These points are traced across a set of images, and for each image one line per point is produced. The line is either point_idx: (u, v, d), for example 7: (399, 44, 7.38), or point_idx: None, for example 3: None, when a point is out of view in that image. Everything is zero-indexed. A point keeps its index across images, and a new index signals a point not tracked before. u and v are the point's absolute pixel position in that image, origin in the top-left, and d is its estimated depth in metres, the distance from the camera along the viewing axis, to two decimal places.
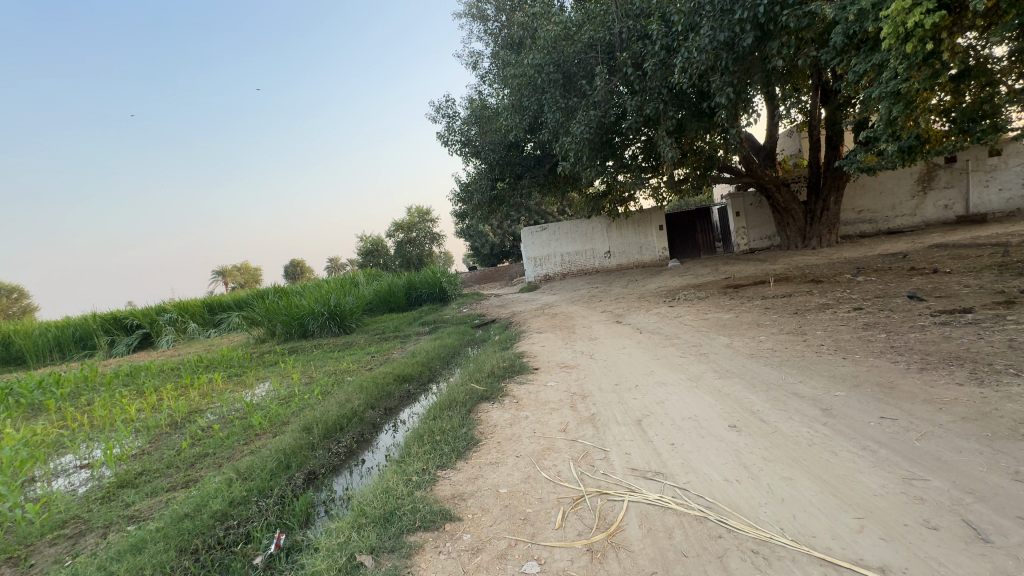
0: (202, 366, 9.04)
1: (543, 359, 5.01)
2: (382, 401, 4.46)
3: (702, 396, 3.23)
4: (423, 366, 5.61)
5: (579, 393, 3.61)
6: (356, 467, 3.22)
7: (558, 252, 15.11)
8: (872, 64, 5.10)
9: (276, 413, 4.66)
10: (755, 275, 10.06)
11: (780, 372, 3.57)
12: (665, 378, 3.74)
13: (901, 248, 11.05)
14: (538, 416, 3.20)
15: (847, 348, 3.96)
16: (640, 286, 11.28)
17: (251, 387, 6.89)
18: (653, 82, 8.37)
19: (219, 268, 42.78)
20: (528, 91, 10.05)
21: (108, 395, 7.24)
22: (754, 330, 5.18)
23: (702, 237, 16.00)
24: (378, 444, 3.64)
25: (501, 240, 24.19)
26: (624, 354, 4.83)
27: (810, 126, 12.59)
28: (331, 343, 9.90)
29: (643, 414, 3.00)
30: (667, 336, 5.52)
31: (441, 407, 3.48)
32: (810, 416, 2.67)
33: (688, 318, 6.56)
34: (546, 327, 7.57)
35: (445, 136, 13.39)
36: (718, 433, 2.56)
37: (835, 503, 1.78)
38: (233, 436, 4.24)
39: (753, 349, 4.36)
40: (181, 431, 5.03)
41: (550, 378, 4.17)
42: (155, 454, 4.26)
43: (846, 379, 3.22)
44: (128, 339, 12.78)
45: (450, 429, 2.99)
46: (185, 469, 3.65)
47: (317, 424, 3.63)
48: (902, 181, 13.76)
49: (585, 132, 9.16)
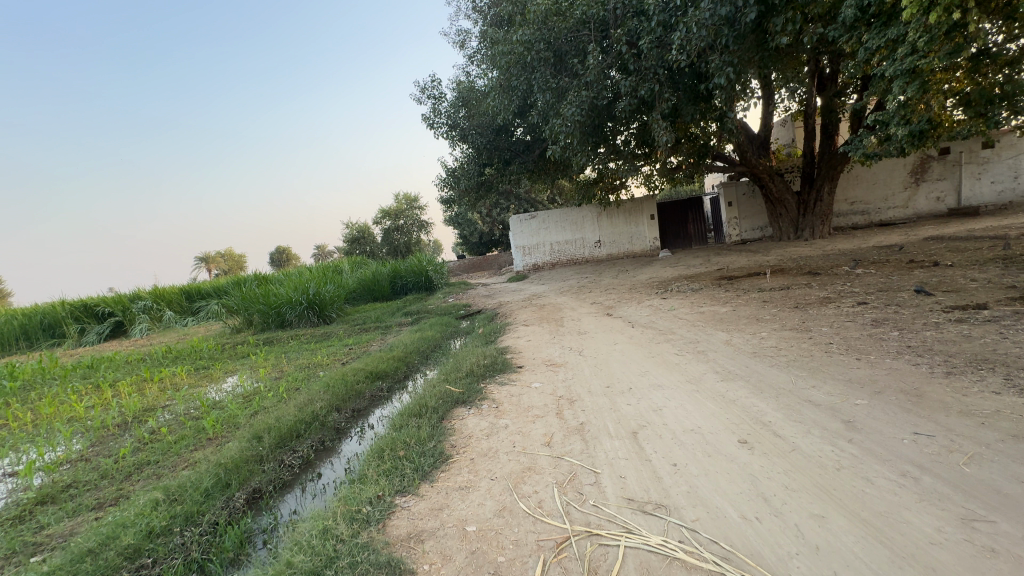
0: (170, 357, 8.52)
1: (527, 356, 4.61)
2: (350, 402, 4.04)
3: (704, 403, 2.86)
4: (399, 362, 5.19)
5: (567, 398, 3.21)
6: (310, 483, 2.81)
7: (547, 240, 14.70)
8: (886, 40, 4.74)
9: (233, 415, 4.22)
10: (748, 267, 9.76)
11: (789, 374, 3.21)
12: (661, 381, 3.37)
13: (895, 240, 10.82)
14: (518, 425, 2.80)
15: (859, 347, 3.62)
16: (631, 277, 10.93)
17: (217, 382, 6.43)
18: (649, 62, 7.93)
19: (201, 256, 41.91)
20: (517, 70, 9.50)
21: (62, 390, 6.71)
22: (754, 326, 4.83)
23: (694, 227, 15.67)
24: (339, 453, 3.23)
25: (491, 229, 23.53)
26: (615, 351, 4.45)
27: (806, 114, 12.26)
28: (309, 334, 9.40)
29: (640, 425, 2.62)
30: (660, 331, 5.15)
31: (411, 413, 3.08)
32: (832, 430, 2.31)
33: (681, 311, 6.20)
34: (533, 319, 7.18)
35: (430, 119, 12.80)
36: (727, 450, 2.20)
37: (883, 554, 1.43)
38: (183, 441, 3.81)
39: (755, 347, 4.01)
40: (129, 433, 4.56)
41: (534, 378, 3.78)
42: (93, 461, 3.80)
43: (865, 384, 2.87)
44: (99, 327, 12.13)
45: (417, 441, 2.60)
46: (118, 483, 3.21)
47: (270, 432, 3.20)
48: (896, 172, 13.53)
49: (576, 114, 8.68)
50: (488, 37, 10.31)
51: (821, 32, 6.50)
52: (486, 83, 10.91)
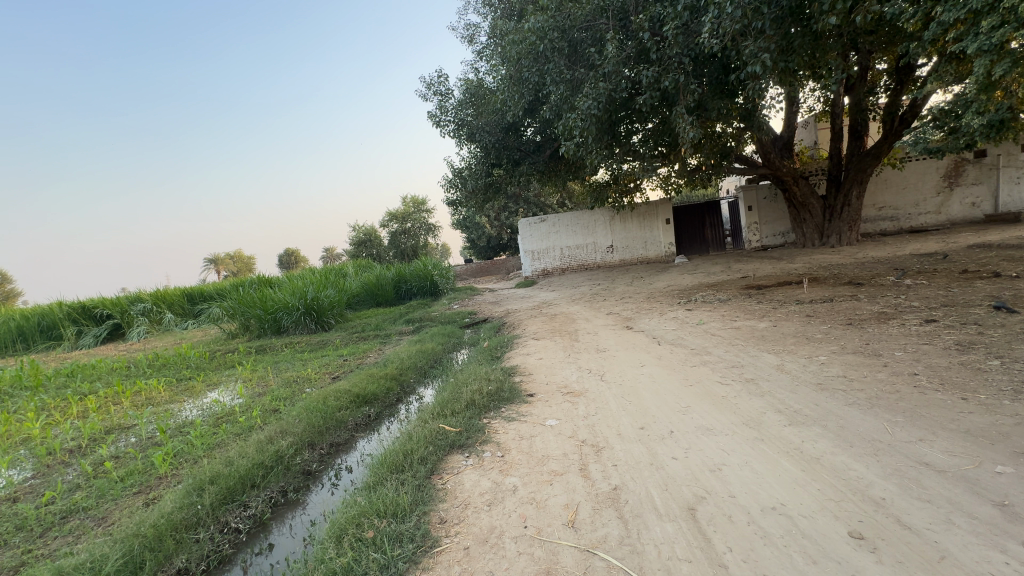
0: (155, 365, 7.93)
1: (539, 380, 3.91)
2: (327, 435, 3.37)
3: (776, 461, 2.15)
4: (392, 382, 4.51)
5: (591, 445, 2.52)
6: (255, 561, 2.16)
7: (558, 244, 14.02)
8: (967, 11, 4.07)
9: (192, 448, 3.55)
10: (777, 275, 8.98)
11: (877, 418, 2.51)
12: (710, 423, 2.67)
13: (936, 247, 9.96)
14: (530, 488, 2.11)
15: (956, 381, 2.89)
16: (648, 285, 10.19)
17: (196, 397, 5.81)
18: (674, 50, 7.21)
19: (209, 257, 42.06)
20: (528, 61, 8.89)
21: (30, 402, 6.11)
22: (806, 347, 4.08)
23: (712, 232, 14.90)
24: (300, 511, 2.55)
25: (499, 233, 22.91)
26: (644, 376, 3.74)
27: (835, 112, 11.47)
28: (304, 342, 8.77)
29: (696, 495, 1.93)
30: (692, 351, 4.41)
31: (391, 465, 2.40)
32: (987, 522, 1.60)
33: (712, 326, 5.45)
34: (544, 331, 6.47)
35: (437, 116, 12.21)
36: (839, 555, 1.51)
37: None
38: (128, 480, 3.17)
39: (819, 376, 3.28)
40: (79, 463, 3.90)
41: (548, 412, 3.08)
42: (18, 503, 3.14)
43: (993, 440, 2.14)
44: (97, 329, 11.62)
45: (393, 514, 1.93)
46: (28, 544, 2.55)
47: (214, 483, 2.52)
48: (928, 175, 12.66)
49: (593, 108, 7.98)
50: (499, 29, 9.70)
51: (873, 11, 5.78)
52: (495, 78, 10.27)
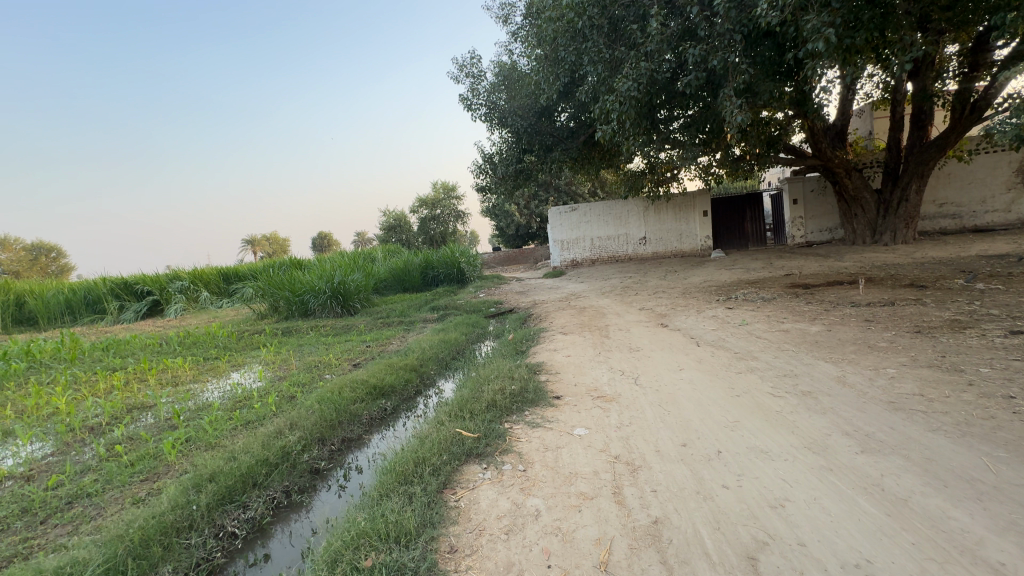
0: (185, 343, 8.01)
1: (567, 380, 3.61)
2: (339, 429, 3.17)
3: (852, 500, 1.79)
4: (411, 373, 4.30)
5: (625, 462, 2.21)
6: None
7: (589, 234, 13.56)
8: None
9: (205, 435, 3.41)
10: (825, 274, 8.33)
11: (974, 452, 2.09)
12: (765, 445, 2.30)
13: (1007, 249, 9.06)
14: (556, 514, 1.82)
15: None
16: (683, 279, 9.66)
17: (219, 378, 5.76)
18: (725, 26, 6.66)
19: (247, 239, 43.55)
20: (565, 40, 8.44)
21: (63, 375, 6.19)
22: (870, 357, 3.62)
23: (752, 226, 14.11)
24: (302, 518, 2.35)
25: (528, 221, 22.56)
26: (683, 382, 3.39)
27: (897, 99, 10.53)
28: (329, 326, 8.72)
29: (757, 539, 1.60)
30: (736, 356, 4.00)
31: (401, 473, 2.16)
32: None
33: (756, 328, 4.99)
34: (572, 325, 6.13)
35: (469, 100, 11.87)
36: None
37: None
38: (137, 465, 3.05)
39: (889, 393, 2.86)
40: (96, 442, 3.83)
41: (576, 419, 2.78)
42: (30, 483, 3.07)
43: None
44: (138, 305, 11.95)
45: (396, 539, 1.68)
46: (28, 531, 2.43)
47: (212, 481, 2.34)
48: (998, 170, 11.54)
49: (632, 89, 7.46)
50: (534, 7, 9.26)
51: None
52: (529, 59, 9.85)
